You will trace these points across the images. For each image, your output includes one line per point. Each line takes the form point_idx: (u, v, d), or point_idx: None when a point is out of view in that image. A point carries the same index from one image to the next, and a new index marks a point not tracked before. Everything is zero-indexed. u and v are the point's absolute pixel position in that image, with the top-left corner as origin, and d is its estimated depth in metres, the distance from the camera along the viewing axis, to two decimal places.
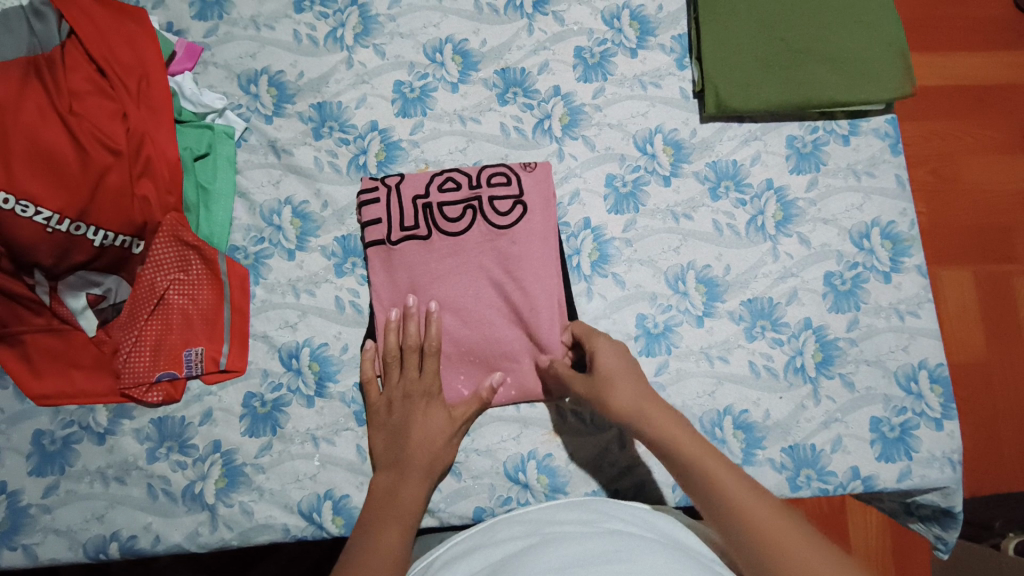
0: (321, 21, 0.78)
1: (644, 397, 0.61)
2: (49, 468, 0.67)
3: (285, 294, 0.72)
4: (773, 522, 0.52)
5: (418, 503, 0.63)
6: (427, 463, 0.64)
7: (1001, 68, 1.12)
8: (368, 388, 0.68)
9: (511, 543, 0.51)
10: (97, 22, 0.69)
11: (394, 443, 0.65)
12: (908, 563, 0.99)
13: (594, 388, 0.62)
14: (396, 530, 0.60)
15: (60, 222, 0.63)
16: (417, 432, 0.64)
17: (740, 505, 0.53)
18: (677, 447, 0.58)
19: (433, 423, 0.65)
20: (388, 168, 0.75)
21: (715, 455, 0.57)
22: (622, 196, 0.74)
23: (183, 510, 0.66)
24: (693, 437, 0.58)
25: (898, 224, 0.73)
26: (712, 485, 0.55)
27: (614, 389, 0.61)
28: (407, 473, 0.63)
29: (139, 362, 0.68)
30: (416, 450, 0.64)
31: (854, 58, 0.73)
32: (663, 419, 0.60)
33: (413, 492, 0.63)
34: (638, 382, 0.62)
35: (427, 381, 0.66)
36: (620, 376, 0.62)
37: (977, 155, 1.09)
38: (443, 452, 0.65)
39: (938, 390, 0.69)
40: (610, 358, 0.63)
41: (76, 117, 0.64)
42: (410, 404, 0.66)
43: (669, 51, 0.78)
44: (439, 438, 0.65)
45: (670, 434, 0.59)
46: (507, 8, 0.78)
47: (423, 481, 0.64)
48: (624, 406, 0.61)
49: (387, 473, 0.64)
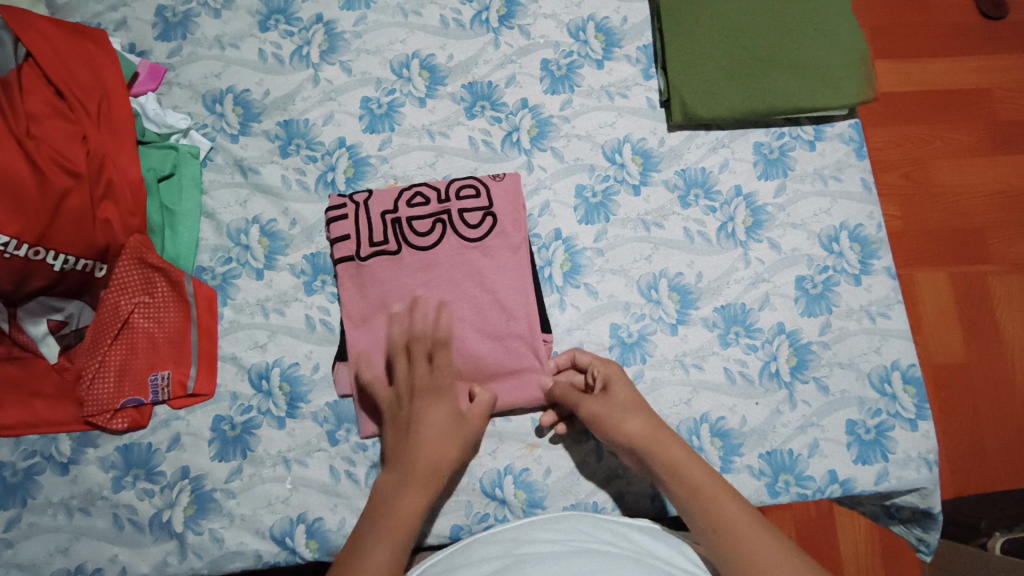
0: (286, 39, 0.77)
1: (658, 429, 0.60)
2: (11, 500, 0.65)
3: (253, 314, 0.71)
4: (775, 556, 0.51)
5: (414, 510, 0.56)
6: (431, 461, 0.59)
7: (963, 73, 1.15)
8: (375, 385, 0.65)
9: (486, 563, 0.50)
10: (55, 43, 0.68)
11: (400, 444, 0.60)
12: (898, 565, 0.98)
13: (607, 411, 0.62)
14: (390, 549, 0.53)
15: (18, 248, 0.62)
16: (426, 432, 0.60)
17: (737, 533, 0.53)
18: (687, 475, 0.57)
19: (438, 420, 0.61)
20: (356, 184, 0.74)
21: (721, 485, 0.57)
22: (593, 206, 0.74)
23: (150, 540, 0.64)
24: (700, 464, 0.58)
25: (866, 227, 0.74)
26: (710, 510, 0.55)
27: (630, 415, 0.61)
28: (410, 474, 0.58)
29: (103, 389, 0.66)
30: (421, 446, 0.59)
31: (814, 66, 0.74)
32: (677, 452, 0.59)
33: (414, 493, 0.57)
34: (651, 415, 0.62)
35: (436, 377, 0.63)
36: (630, 403, 0.62)
37: (947, 158, 1.11)
38: (449, 451, 0.60)
39: (911, 391, 0.69)
40: (623, 386, 0.64)
41: (33, 140, 0.63)
42: (417, 399, 0.62)
43: (635, 62, 0.79)
44: (449, 441, 0.60)
45: (676, 458, 0.58)
46: (473, 23, 0.79)
47: (426, 480, 0.58)
48: (637, 433, 0.60)
49: (389, 478, 0.59)
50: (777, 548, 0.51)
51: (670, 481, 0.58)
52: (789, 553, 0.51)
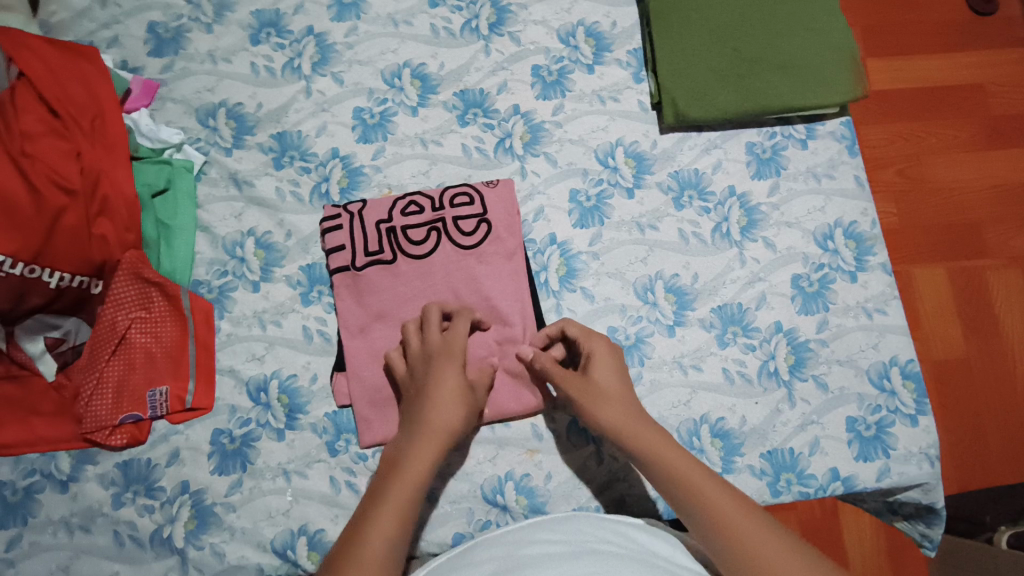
0: (278, 52, 0.78)
1: (631, 414, 0.61)
2: (12, 519, 0.64)
3: (250, 327, 0.71)
4: (762, 532, 0.51)
5: (427, 471, 0.57)
6: (440, 423, 0.59)
7: (957, 68, 1.13)
8: (392, 357, 0.66)
9: (488, 564, 0.50)
10: (49, 63, 0.68)
11: (414, 408, 0.61)
12: (902, 564, 0.98)
13: (583, 396, 0.62)
14: (396, 510, 0.53)
15: (14, 265, 0.61)
16: (441, 399, 0.60)
17: (722, 514, 0.52)
18: (661, 458, 0.57)
19: (447, 384, 0.61)
20: (351, 195, 0.74)
21: (697, 466, 0.56)
22: (587, 210, 0.74)
23: (151, 556, 0.64)
24: (673, 447, 0.58)
25: (860, 224, 0.74)
26: (690, 491, 0.54)
27: (604, 405, 0.61)
28: (424, 437, 0.58)
29: (101, 405, 0.66)
30: (430, 407, 0.60)
31: (804, 65, 0.75)
32: (647, 435, 0.59)
33: (421, 452, 0.58)
34: (628, 399, 0.62)
35: (448, 344, 0.64)
36: (610, 389, 0.62)
37: (942, 154, 1.09)
38: (457, 413, 0.60)
39: (910, 386, 0.69)
40: (605, 370, 0.64)
41: (28, 159, 0.63)
42: (429, 364, 0.63)
43: (626, 66, 0.79)
44: (462, 409, 0.61)
45: (649, 442, 0.58)
46: (463, 31, 0.79)
47: (435, 441, 0.58)
48: (609, 421, 0.60)
49: (399, 439, 0.60)
50: (760, 524, 0.51)
51: (668, 486, 0.56)
52: (774, 531, 0.51)
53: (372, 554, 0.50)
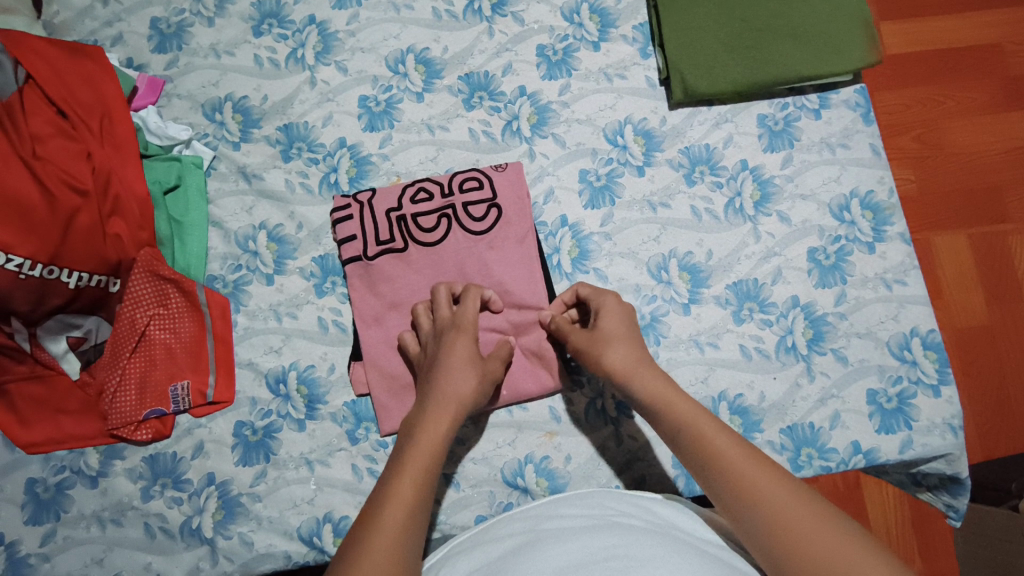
0: (281, 43, 0.77)
1: (639, 361, 0.60)
2: (45, 515, 0.66)
3: (267, 319, 0.71)
4: (768, 481, 0.49)
5: (442, 436, 0.58)
6: (454, 392, 0.60)
7: (974, 28, 1.09)
8: (405, 340, 0.67)
9: (510, 538, 0.51)
10: (52, 63, 0.68)
11: (427, 381, 0.62)
12: (930, 531, 0.97)
13: (591, 343, 0.63)
14: (416, 479, 0.54)
15: (33, 268, 0.62)
16: (451, 368, 0.61)
17: (729, 464, 0.51)
18: (671, 407, 0.57)
19: (459, 354, 0.62)
20: (360, 184, 0.74)
21: (706, 415, 0.55)
22: (597, 190, 0.74)
23: (182, 546, 0.66)
24: (685, 397, 0.57)
25: (877, 193, 0.73)
26: (699, 440, 0.54)
27: (612, 348, 0.61)
28: (437, 407, 0.59)
29: (125, 402, 0.67)
30: (443, 376, 0.61)
31: (815, 33, 0.73)
32: (655, 383, 0.59)
33: (437, 422, 0.58)
34: (637, 347, 0.62)
35: (460, 317, 0.64)
36: (618, 336, 0.62)
37: (959, 118, 1.06)
38: (471, 383, 0.61)
39: (932, 356, 0.68)
40: (613, 318, 0.63)
41: (40, 161, 0.64)
42: (442, 337, 0.64)
43: (632, 41, 0.77)
44: (474, 377, 0.62)
45: (655, 390, 0.58)
46: (466, 13, 0.78)
47: (450, 412, 0.59)
48: (616, 364, 0.60)
49: (415, 411, 0.61)
50: (769, 473, 0.50)
51: (679, 439, 0.55)
52: (782, 480, 0.50)
53: (389, 521, 0.51)
